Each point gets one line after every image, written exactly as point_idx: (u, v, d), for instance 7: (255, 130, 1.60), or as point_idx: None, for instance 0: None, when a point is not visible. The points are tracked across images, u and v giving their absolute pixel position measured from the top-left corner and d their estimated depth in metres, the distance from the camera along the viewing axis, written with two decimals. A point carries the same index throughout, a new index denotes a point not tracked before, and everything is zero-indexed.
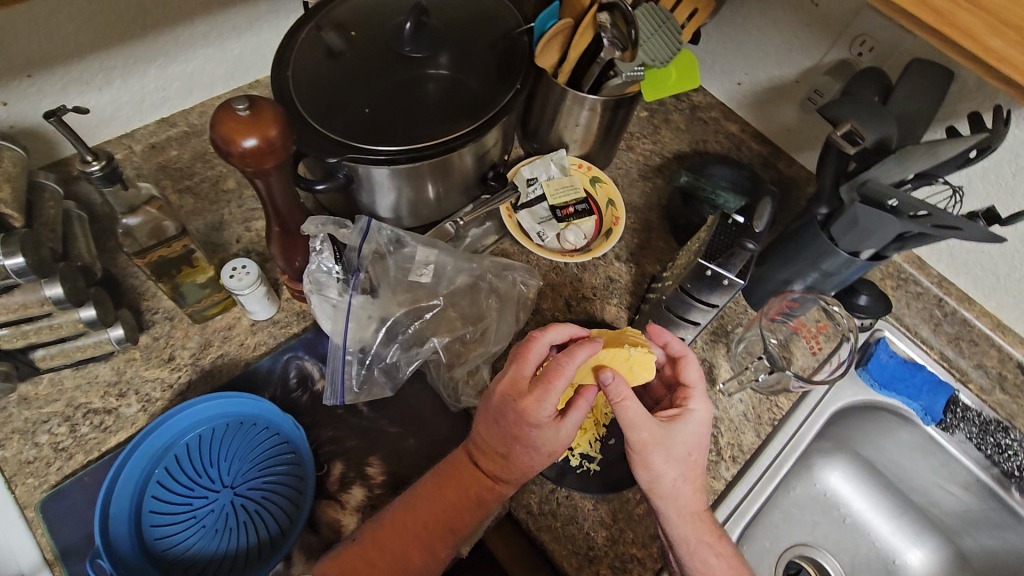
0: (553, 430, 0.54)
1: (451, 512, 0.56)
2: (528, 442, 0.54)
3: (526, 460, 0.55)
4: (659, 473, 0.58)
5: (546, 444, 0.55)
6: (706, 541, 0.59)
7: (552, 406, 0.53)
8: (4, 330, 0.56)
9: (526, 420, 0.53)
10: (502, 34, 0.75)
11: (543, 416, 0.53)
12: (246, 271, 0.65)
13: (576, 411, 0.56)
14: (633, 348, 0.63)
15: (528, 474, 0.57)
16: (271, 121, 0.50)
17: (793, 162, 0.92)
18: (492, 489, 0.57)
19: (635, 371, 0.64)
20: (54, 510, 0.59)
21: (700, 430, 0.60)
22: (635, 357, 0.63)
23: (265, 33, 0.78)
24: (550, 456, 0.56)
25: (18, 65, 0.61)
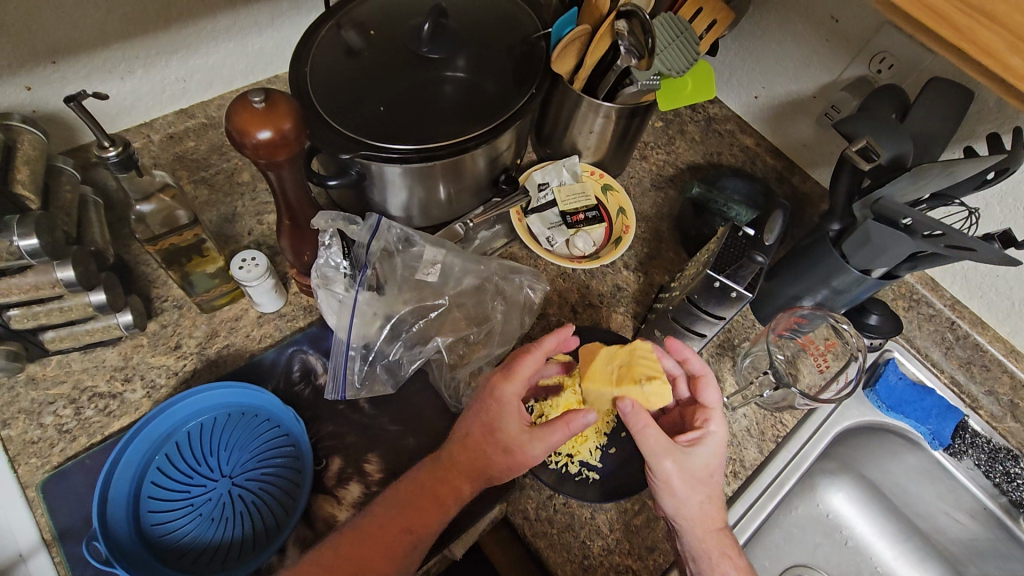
0: (516, 421, 0.55)
1: (411, 512, 0.55)
2: (488, 423, 0.55)
3: (488, 451, 0.55)
4: (686, 499, 0.58)
5: (505, 433, 0.54)
6: (729, 559, 0.59)
7: (517, 387, 0.55)
8: (16, 310, 0.57)
9: (493, 398, 0.56)
10: (520, 39, 0.75)
11: (508, 398, 0.55)
12: (255, 262, 0.65)
13: (556, 432, 0.54)
14: (647, 382, 0.58)
15: (490, 475, 0.56)
16: (286, 115, 0.51)
17: (808, 178, 0.92)
18: (459, 479, 0.56)
19: (652, 401, 0.59)
20: (54, 490, 0.59)
21: (720, 451, 0.60)
22: (650, 391, 0.58)
23: (286, 29, 0.79)
24: (507, 454, 0.55)
25: (43, 51, 0.62)
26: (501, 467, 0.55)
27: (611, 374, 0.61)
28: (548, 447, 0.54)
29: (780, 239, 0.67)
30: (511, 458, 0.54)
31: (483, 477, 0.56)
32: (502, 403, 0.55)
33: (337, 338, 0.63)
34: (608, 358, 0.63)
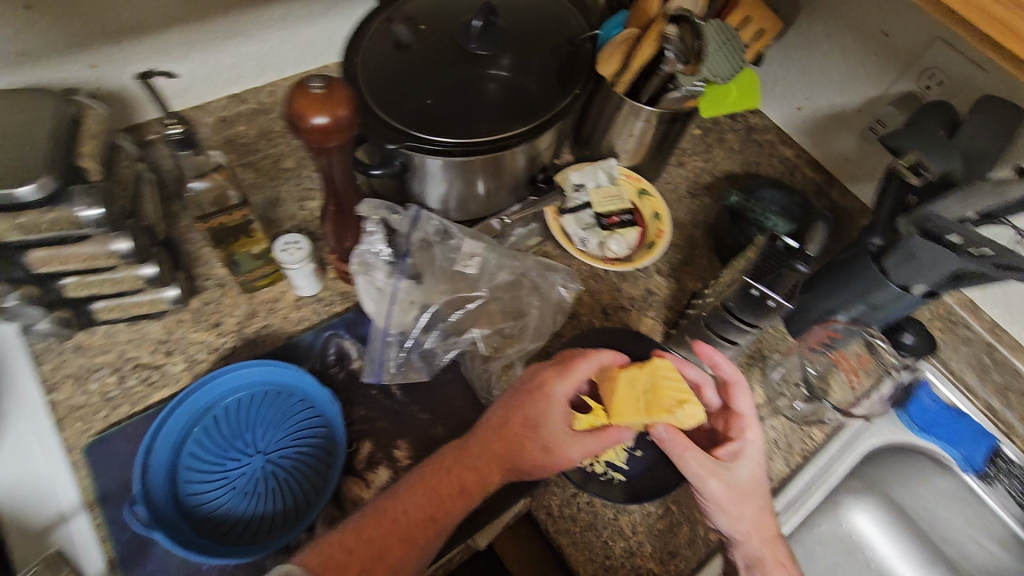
0: (561, 419, 0.57)
1: (432, 500, 0.55)
2: (532, 420, 0.57)
3: (524, 443, 0.56)
4: (738, 514, 0.60)
5: (545, 431, 0.56)
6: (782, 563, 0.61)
7: (569, 387, 0.58)
8: (71, 279, 0.59)
9: (542, 392, 0.58)
10: (565, 40, 0.76)
11: (559, 396, 0.57)
12: (298, 246, 0.67)
13: (595, 440, 0.57)
14: (678, 409, 0.55)
15: (523, 468, 0.57)
16: (342, 102, 0.52)
17: (848, 192, 0.91)
18: (489, 466, 0.56)
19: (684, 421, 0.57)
20: (99, 454, 0.61)
21: (758, 460, 0.62)
22: (682, 415, 0.56)
23: (339, 20, 0.81)
24: (544, 452, 0.56)
25: (112, 31, 0.64)
26: (536, 462, 0.56)
27: (638, 402, 0.57)
28: (582, 456, 0.56)
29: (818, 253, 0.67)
30: (550, 457, 0.56)
31: (515, 469, 0.57)
32: (553, 401, 0.57)
33: (377, 325, 0.65)
34: (629, 380, 0.59)
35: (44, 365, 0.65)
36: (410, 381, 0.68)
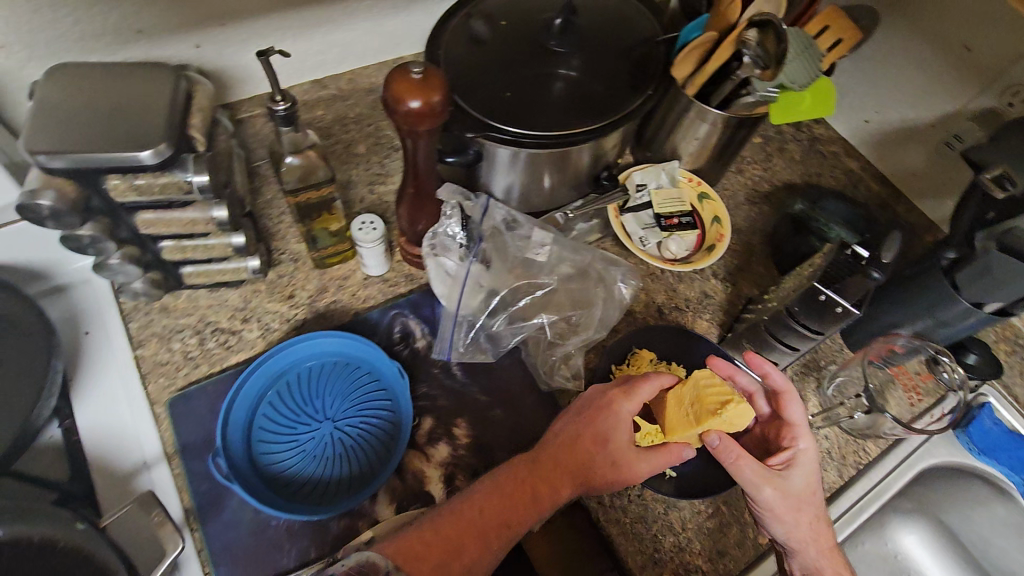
0: (628, 434, 0.59)
1: (507, 505, 0.56)
2: (600, 435, 0.58)
3: (594, 458, 0.58)
4: (795, 523, 0.60)
5: (613, 445, 0.58)
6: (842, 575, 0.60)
7: (634, 406, 0.59)
8: (169, 242, 0.63)
9: (609, 409, 0.59)
10: (641, 41, 0.78)
11: (623, 412, 0.59)
12: (373, 227, 0.70)
13: (660, 456, 0.59)
14: (723, 412, 0.57)
15: (594, 482, 0.58)
16: (437, 88, 0.54)
17: (914, 209, 0.89)
18: (562, 480, 0.57)
19: (736, 423, 0.59)
20: (180, 409, 0.65)
21: (813, 469, 0.62)
22: (731, 415, 0.58)
23: (420, 13, 0.84)
24: (613, 467, 0.58)
25: (218, 14, 0.68)
26: (606, 477, 0.58)
27: (687, 415, 0.60)
28: (649, 471, 0.59)
29: (888, 265, 0.62)
30: (619, 471, 0.58)
31: (586, 485, 0.58)
32: (618, 417, 0.59)
33: (444, 310, 0.68)
34: (677, 399, 0.62)
35: (132, 323, 0.70)
36: (471, 364, 0.70)
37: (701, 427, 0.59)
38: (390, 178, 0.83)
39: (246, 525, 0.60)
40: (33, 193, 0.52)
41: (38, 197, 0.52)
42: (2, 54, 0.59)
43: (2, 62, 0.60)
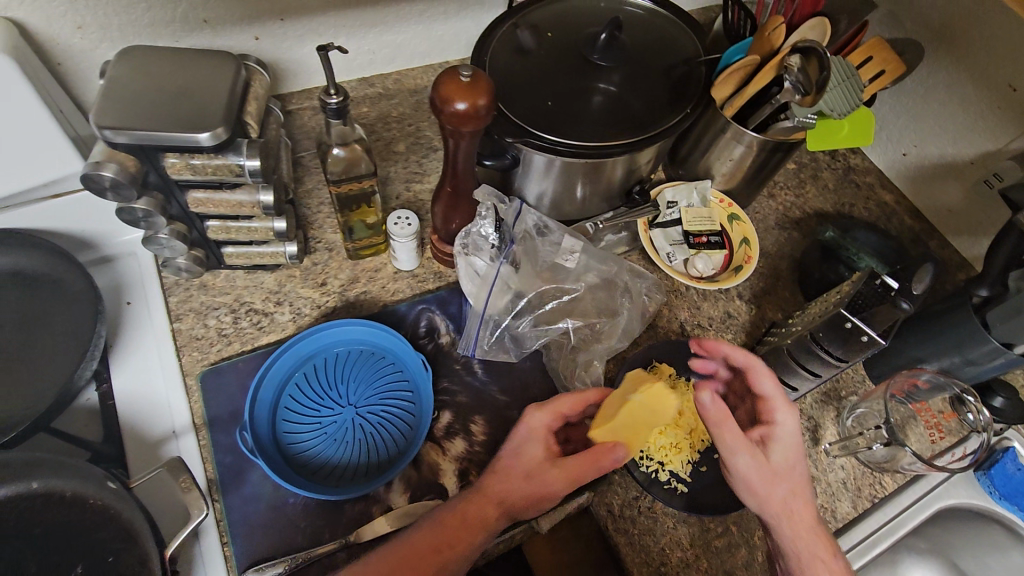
0: (542, 447, 0.58)
1: (443, 533, 0.54)
2: (514, 449, 0.59)
3: (509, 475, 0.57)
4: (769, 495, 0.57)
5: (526, 458, 0.58)
6: (830, 559, 0.56)
7: (547, 418, 0.60)
8: (215, 222, 0.66)
9: (522, 426, 0.60)
10: (683, 61, 0.79)
11: (533, 422, 0.60)
12: (408, 222, 0.72)
13: (585, 459, 0.57)
14: (640, 391, 0.60)
15: (510, 503, 0.56)
16: (484, 92, 0.56)
17: (946, 245, 0.88)
18: (484, 504, 0.55)
19: (660, 408, 0.61)
20: (211, 382, 0.67)
21: (794, 444, 0.59)
22: (648, 395, 0.60)
23: (468, 21, 0.86)
24: (527, 480, 0.56)
25: (278, 9, 0.71)
26: (520, 494, 0.56)
27: (611, 412, 0.60)
28: (569, 482, 0.56)
29: (921, 295, 0.65)
30: (533, 485, 0.56)
31: (510, 509, 0.55)
32: (530, 431, 0.59)
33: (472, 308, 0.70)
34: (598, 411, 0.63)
35: (172, 297, 0.73)
36: (493, 361, 0.71)
37: (624, 415, 0.59)
38: (426, 178, 0.85)
39: (265, 500, 0.61)
40: (97, 165, 0.55)
41: (101, 168, 0.55)
42: (79, 34, 0.63)
43: (77, 42, 0.63)
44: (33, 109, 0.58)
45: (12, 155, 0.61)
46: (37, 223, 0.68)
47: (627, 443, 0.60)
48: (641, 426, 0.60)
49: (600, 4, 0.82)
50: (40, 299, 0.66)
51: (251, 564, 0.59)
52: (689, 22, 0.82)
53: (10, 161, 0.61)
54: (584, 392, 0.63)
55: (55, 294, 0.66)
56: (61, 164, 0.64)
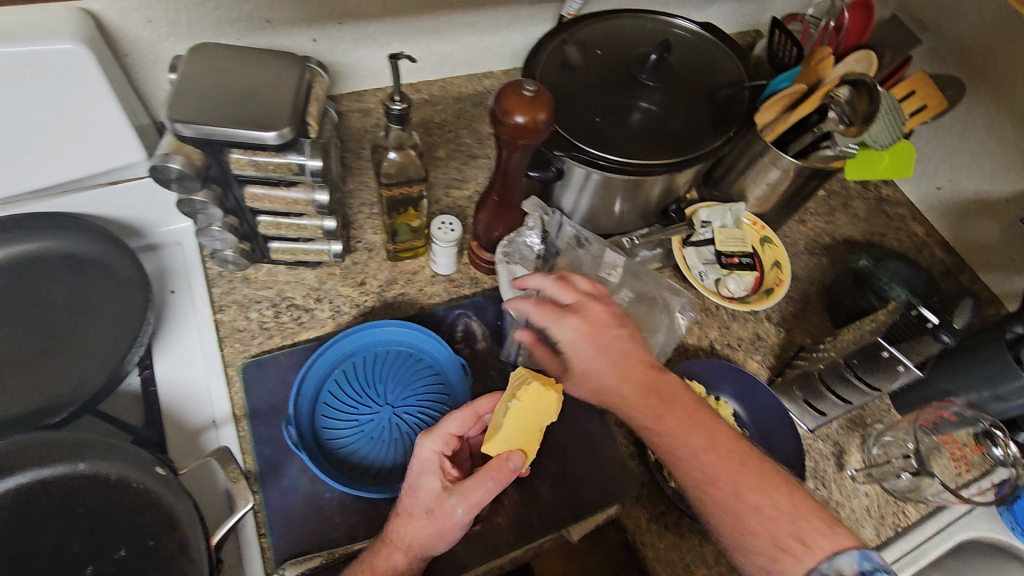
0: (436, 479, 0.58)
1: None
2: (411, 486, 0.58)
3: (410, 516, 0.56)
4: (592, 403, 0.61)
5: (423, 495, 0.57)
6: (654, 420, 0.57)
7: (435, 447, 0.59)
8: (266, 218, 0.67)
9: (414, 460, 0.59)
10: (727, 84, 0.80)
11: (424, 452, 0.59)
12: (451, 227, 0.74)
13: (483, 479, 0.56)
14: (518, 398, 0.58)
15: (417, 544, 0.55)
16: (544, 107, 0.57)
17: (976, 280, 0.89)
18: (394, 551, 0.55)
19: (543, 408, 0.59)
20: (253, 374, 0.68)
21: (576, 349, 0.59)
22: (527, 400, 0.59)
23: (517, 34, 0.88)
24: (428, 517, 0.56)
25: (337, 14, 0.73)
26: (425, 532, 0.55)
27: (497, 423, 0.58)
28: (468, 510, 0.56)
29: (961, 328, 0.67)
30: (434, 521, 0.55)
31: (420, 550, 0.55)
32: (424, 462, 0.58)
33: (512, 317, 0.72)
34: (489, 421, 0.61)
35: (216, 288, 0.74)
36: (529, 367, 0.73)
37: (505, 425, 0.58)
38: (465, 184, 0.87)
39: (302, 493, 0.62)
40: (165, 156, 0.56)
41: (169, 160, 0.56)
42: (148, 28, 0.64)
43: (147, 36, 0.65)
44: (104, 99, 0.59)
45: (77, 142, 0.62)
46: (91, 208, 0.70)
47: (523, 447, 0.59)
48: (530, 428, 0.59)
49: (647, 24, 0.84)
50: (92, 283, 0.67)
51: (287, 557, 0.59)
52: (733, 47, 0.84)
53: (75, 147, 0.62)
54: (471, 407, 0.59)
55: (106, 280, 0.67)
56: (122, 153, 0.65)
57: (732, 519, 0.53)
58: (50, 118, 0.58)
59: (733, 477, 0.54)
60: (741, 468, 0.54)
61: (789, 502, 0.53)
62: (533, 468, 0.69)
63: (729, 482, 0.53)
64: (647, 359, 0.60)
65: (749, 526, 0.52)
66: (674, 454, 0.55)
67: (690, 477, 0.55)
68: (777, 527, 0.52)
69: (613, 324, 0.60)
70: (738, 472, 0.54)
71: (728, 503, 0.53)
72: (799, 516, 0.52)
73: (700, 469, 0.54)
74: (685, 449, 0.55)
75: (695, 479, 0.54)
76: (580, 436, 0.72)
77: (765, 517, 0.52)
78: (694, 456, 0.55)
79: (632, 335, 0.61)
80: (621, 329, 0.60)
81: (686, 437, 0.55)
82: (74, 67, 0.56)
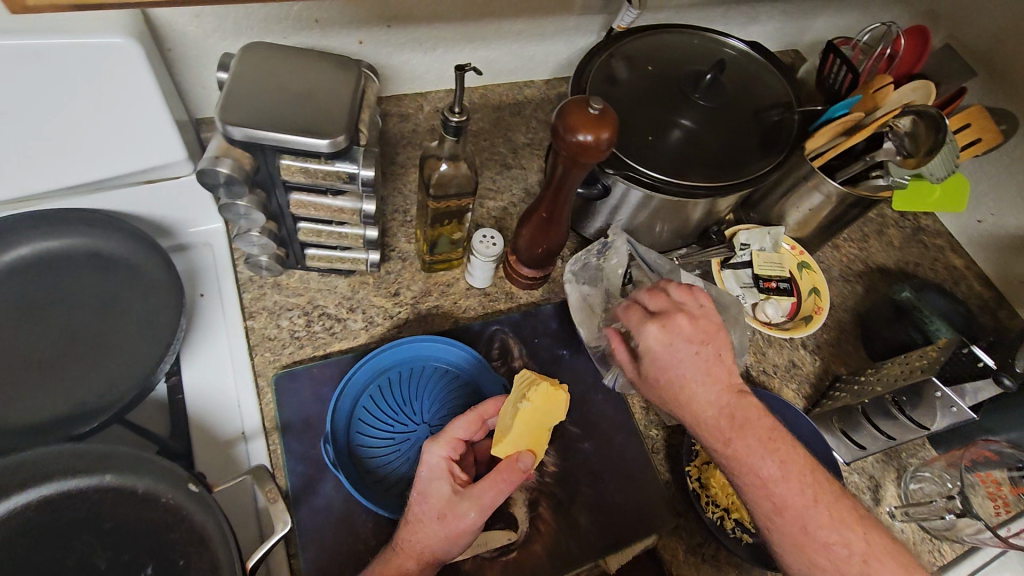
0: (446, 483, 0.55)
1: None
2: (418, 494, 0.55)
3: (421, 523, 0.53)
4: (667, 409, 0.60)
5: (432, 501, 0.54)
6: (723, 444, 0.55)
7: (442, 453, 0.57)
8: (307, 225, 0.65)
9: (421, 466, 0.57)
10: (777, 105, 0.78)
11: (431, 458, 0.56)
12: (493, 242, 0.72)
13: (496, 482, 0.54)
14: (528, 399, 0.57)
15: (429, 551, 0.53)
16: (610, 127, 0.56)
17: (1015, 316, 0.88)
18: (405, 559, 0.53)
19: (552, 408, 0.58)
20: (286, 386, 0.66)
21: (657, 352, 0.58)
22: (537, 400, 0.57)
23: (562, 44, 0.86)
24: (439, 522, 0.53)
25: (387, 16, 0.71)
26: (436, 538, 0.53)
27: (505, 426, 0.57)
28: (482, 513, 0.53)
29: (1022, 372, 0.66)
30: (446, 527, 0.53)
31: (432, 557, 0.53)
32: (431, 468, 0.56)
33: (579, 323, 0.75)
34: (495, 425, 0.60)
35: (246, 294, 0.71)
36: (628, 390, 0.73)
37: (516, 427, 0.56)
38: (501, 195, 0.85)
39: (336, 513, 0.60)
40: (214, 159, 0.54)
41: (218, 164, 0.53)
42: (195, 23, 0.62)
43: (193, 31, 0.62)
44: (149, 95, 0.57)
45: (118, 139, 0.59)
46: (123, 206, 0.67)
47: (531, 448, 0.58)
48: (539, 428, 0.58)
49: (694, 41, 0.82)
50: (121, 285, 0.65)
51: None
52: (781, 68, 0.82)
53: (114, 144, 0.60)
54: (474, 410, 0.58)
55: (136, 281, 0.65)
56: (163, 151, 0.63)
57: (800, 554, 0.51)
58: (93, 113, 0.56)
59: (802, 512, 0.52)
60: (813, 502, 0.52)
61: (862, 542, 0.50)
62: (570, 493, 0.66)
63: (797, 516, 0.51)
64: (724, 380, 0.58)
65: (816, 561, 0.51)
66: (741, 480, 0.54)
67: (757, 505, 0.53)
68: (845, 567, 0.50)
69: (694, 341, 0.58)
70: (809, 507, 0.52)
71: (796, 537, 0.51)
72: (873, 558, 0.50)
73: (768, 499, 0.53)
74: (752, 477, 0.53)
75: (762, 507, 0.53)
76: (618, 462, 0.69)
77: (836, 555, 0.50)
78: (761, 486, 0.53)
79: (715, 353, 0.59)
80: (702, 347, 0.58)
81: (754, 464, 0.53)
82: (122, 62, 0.53)
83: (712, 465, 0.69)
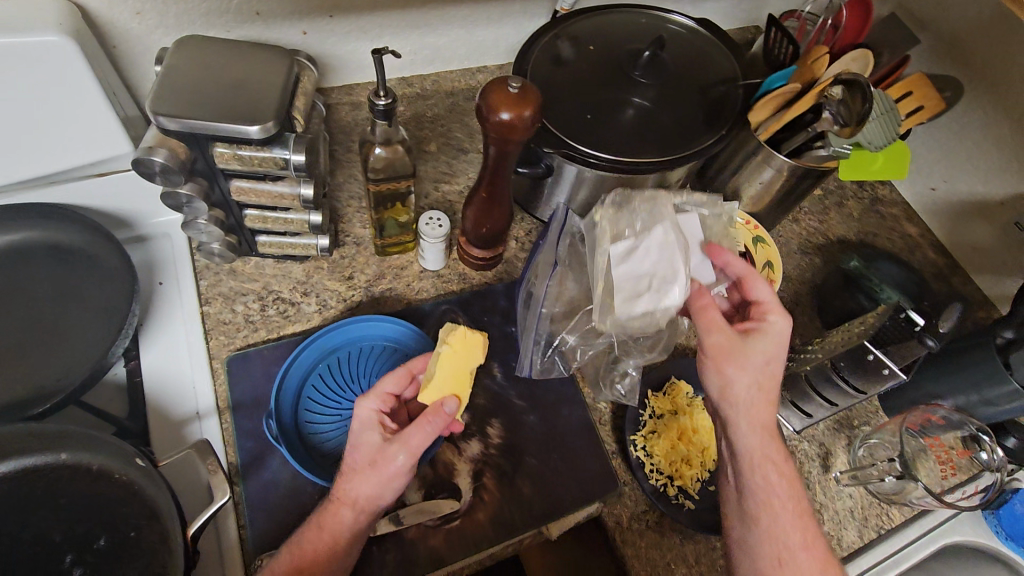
0: (376, 433, 0.57)
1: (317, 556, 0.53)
2: (352, 445, 0.58)
3: (355, 472, 0.55)
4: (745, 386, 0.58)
5: (363, 450, 0.57)
6: (784, 459, 0.58)
7: (374, 405, 0.59)
8: (253, 211, 0.67)
9: (357, 418, 0.59)
10: (721, 81, 0.79)
11: (362, 412, 0.59)
12: (439, 224, 0.73)
13: (417, 425, 0.55)
14: (447, 342, 0.61)
15: (363, 498, 0.55)
16: (531, 104, 0.57)
17: (969, 282, 0.89)
18: (341, 506, 0.54)
19: (472, 350, 0.62)
20: (238, 366, 0.68)
21: (778, 343, 0.60)
22: (456, 343, 0.61)
23: (510, 27, 0.87)
24: (372, 468, 0.55)
25: (327, 6, 0.72)
26: (369, 484, 0.55)
27: (430, 379, 0.59)
28: (413, 455, 0.55)
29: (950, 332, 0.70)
30: (378, 471, 0.55)
31: (366, 503, 0.55)
32: (362, 419, 0.58)
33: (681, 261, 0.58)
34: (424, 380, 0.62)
35: (202, 280, 0.73)
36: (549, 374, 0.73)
37: (437, 371, 0.59)
38: (455, 179, 0.86)
39: (284, 485, 0.63)
40: (149, 150, 0.56)
41: (153, 153, 0.56)
42: (137, 20, 0.64)
43: (135, 27, 0.65)
44: (90, 90, 0.59)
45: (66, 134, 0.62)
46: (79, 199, 0.70)
47: (455, 394, 0.60)
48: (461, 374, 0.61)
49: (640, 20, 0.83)
50: (78, 273, 0.67)
51: (266, 548, 0.60)
52: (728, 44, 0.83)
53: (63, 138, 0.62)
54: (405, 366, 0.61)
55: (93, 269, 0.67)
56: (110, 144, 0.65)
57: None
58: (38, 109, 0.59)
59: (823, 557, 0.54)
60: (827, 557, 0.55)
61: None
62: (515, 463, 0.68)
63: (817, 560, 0.54)
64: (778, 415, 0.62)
65: None
66: (787, 496, 0.56)
67: (788, 534, 0.55)
68: None
69: None
70: (827, 558, 0.55)
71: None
72: None
73: (794, 534, 0.55)
74: (797, 503, 0.56)
75: (792, 535, 0.55)
76: (563, 432, 0.71)
77: None
78: (799, 516, 0.56)
79: None
80: None
81: (800, 492, 0.57)
82: (58, 59, 0.56)
83: (656, 435, 0.70)
